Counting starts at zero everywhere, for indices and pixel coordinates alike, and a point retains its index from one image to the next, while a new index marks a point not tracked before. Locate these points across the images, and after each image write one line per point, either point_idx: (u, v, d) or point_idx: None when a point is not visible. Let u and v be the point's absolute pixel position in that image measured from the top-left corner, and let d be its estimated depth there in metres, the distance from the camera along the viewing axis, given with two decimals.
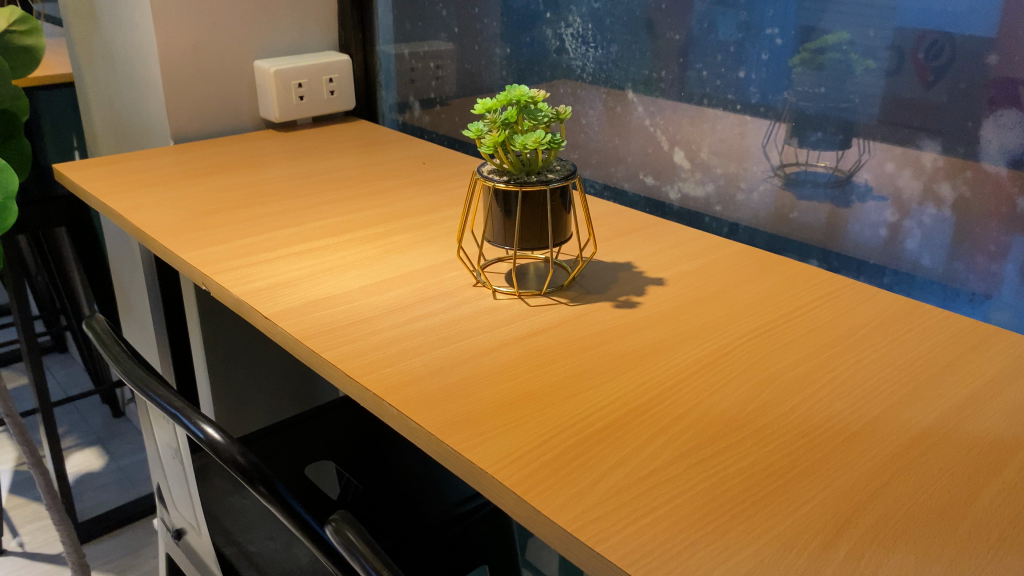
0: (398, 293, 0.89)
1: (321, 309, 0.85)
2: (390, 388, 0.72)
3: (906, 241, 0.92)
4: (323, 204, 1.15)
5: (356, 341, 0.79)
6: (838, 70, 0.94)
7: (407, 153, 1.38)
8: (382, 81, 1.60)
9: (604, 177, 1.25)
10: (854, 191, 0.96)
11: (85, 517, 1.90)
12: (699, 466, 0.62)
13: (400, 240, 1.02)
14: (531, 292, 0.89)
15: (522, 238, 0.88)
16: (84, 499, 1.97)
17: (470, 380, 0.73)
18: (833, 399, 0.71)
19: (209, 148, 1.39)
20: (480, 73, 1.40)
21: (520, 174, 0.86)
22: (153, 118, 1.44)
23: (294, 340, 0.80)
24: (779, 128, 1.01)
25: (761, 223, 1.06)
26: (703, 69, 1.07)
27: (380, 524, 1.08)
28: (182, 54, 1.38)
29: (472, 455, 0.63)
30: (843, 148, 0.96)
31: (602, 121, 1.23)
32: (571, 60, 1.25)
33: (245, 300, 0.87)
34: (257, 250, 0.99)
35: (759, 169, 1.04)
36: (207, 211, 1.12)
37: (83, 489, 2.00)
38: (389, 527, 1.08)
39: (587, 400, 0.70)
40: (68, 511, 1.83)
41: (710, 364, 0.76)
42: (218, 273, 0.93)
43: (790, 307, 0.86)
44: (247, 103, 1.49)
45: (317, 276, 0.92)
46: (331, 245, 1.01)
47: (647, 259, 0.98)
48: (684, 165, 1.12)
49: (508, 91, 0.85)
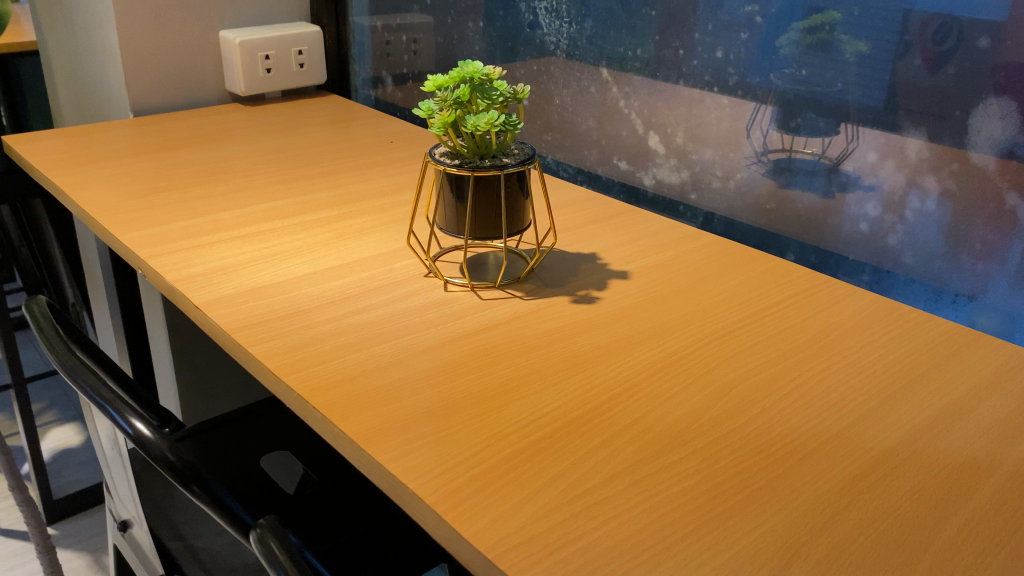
0: (343, 283, 0.83)
1: (258, 298, 0.80)
2: (318, 389, 0.66)
3: (888, 237, 0.86)
4: (279, 183, 1.09)
5: (289, 337, 0.73)
6: (826, 52, 0.88)
7: (376, 131, 1.32)
8: (355, 53, 1.53)
9: (577, 161, 1.18)
10: (837, 181, 0.90)
11: (60, 494, 1.86)
12: (641, 483, 0.57)
13: (354, 225, 0.97)
14: (485, 285, 0.83)
15: (475, 226, 0.82)
16: (61, 475, 1.93)
17: (405, 381, 0.67)
18: (797, 409, 0.65)
19: (169, 121, 1.33)
20: (455, 47, 1.34)
21: (474, 157, 0.80)
22: (114, 89, 1.38)
23: (225, 333, 0.75)
24: (767, 111, 0.94)
25: (737, 214, 1.00)
26: (681, 48, 1.00)
27: (342, 515, 1.04)
28: (142, 23, 1.32)
29: (396, 466, 0.58)
30: (829, 134, 0.90)
31: (575, 101, 1.15)
32: (545, 36, 1.17)
33: (178, 288, 0.81)
34: (200, 233, 0.93)
35: (739, 156, 0.97)
36: (155, 190, 1.06)
37: (60, 465, 1.96)
38: (353, 518, 1.03)
39: (528, 406, 0.65)
40: (41, 488, 1.79)
41: (666, 368, 0.70)
42: (154, 257, 0.88)
43: (759, 305, 0.81)
44: (212, 75, 1.43)
45: (259, 263, 0.87)
46: (279, 229, 0.95)
47: (614, 250, 0.92)
48: (659, 150, 1.06)
49: (461, 67, 0.78)
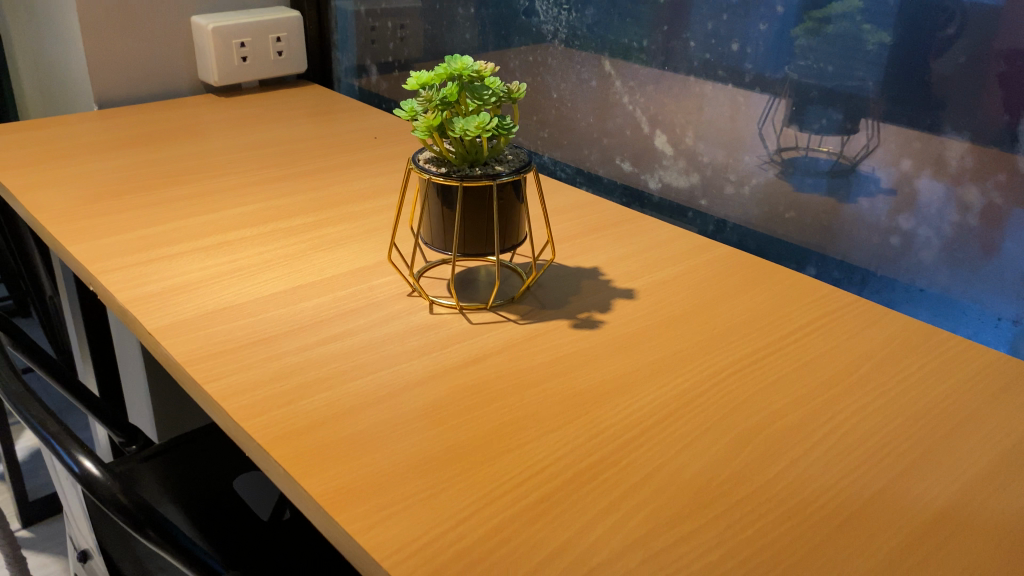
0: (316, 304, 0.74)
1: (219, 323, 0.71)
2: (281, 437, 0.57)
3: (920, 252, 0.77)
4: (251, 185, 1.00)
5: (251, 371, 0.65)
6: (846, 44, 0.79)
7: (359, 125, 1.22)
8: (337, 41, 1.43)
9: (576, 160, 1.08)
10: (858, 186, 0.81)
11: (35, 497, 1.78)
12: (654, 560, 0.48)
13: (331, 234, 0.88)
14: (474, 306, 0.75)
15: (464, 242, 0.73)
16: (37, 477, 1.84)
17: (382, 427, 0.59)
18: (832, 464, 0.57)
19: (137, 114, 1.24)
20: (444, 35, 1.24)
21: (463, 164, 0.71)
22: (77, 79, 1.28)
23: (179, 366, 0.66)
24: (780, 105, 0.85)
25: (751, 222, 0.91)
26: (692, 39, 0.91)
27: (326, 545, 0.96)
28: (106, 9, 1.22)
29: (367, 538, 0.49)
30: (848, 133, 0.81)
31: (574, 96, 1.06)
32: (542, 24, 1.07)
33: (131, 310, 0.73)
34: (160, 244, 0.84)
35: (751, 157, 0.88)
36: (114, 192, 0.96)
37: (36, 466, 1.87)
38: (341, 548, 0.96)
39: (523, 459, 0.56)
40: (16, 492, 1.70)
41: (680, 409, 0.62)
42: (105, 273, 0.79)
43: (781, 331, 0.72)
44: (184, 64, 1.33)
45: (223, 281, 0.78)
46: (248, 239, 0.86)
47: (617, 264, 0.83)
48: (666, 151, 0.96)
49: (449, 63, 0.69)
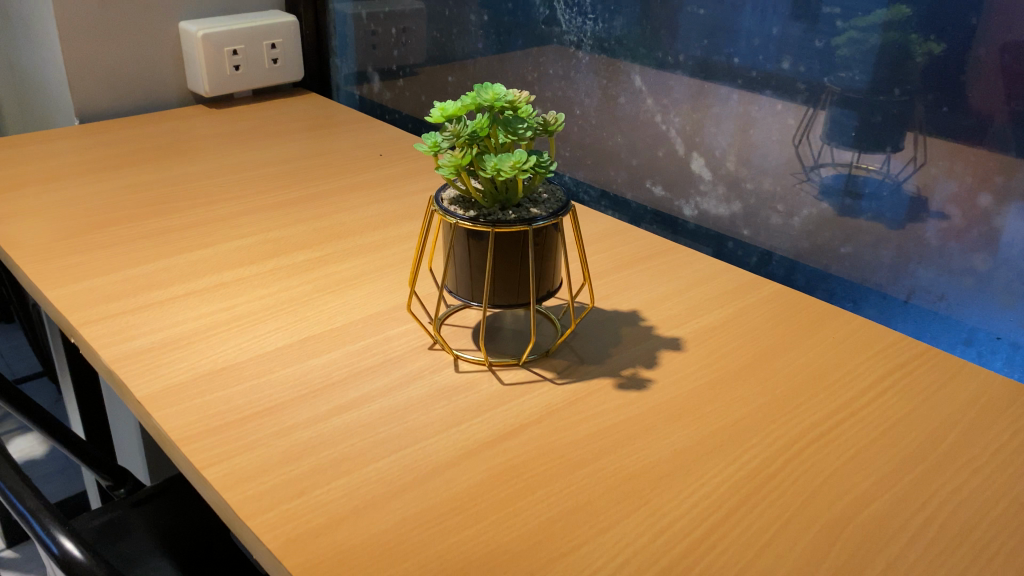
0: (327, 361, 0.66)
1: (218, 388, 0.63)
2: (294, 541, 0.49)
3: (1001, 297, 0.69)
4: (249, 212, 0.91)
5: (256, 452, 0.56)
6: (892, 55, 0.71)
7: (363, 140, 1.13)
8: (336, 46, 1.33)
9: (601, 181, 1.00)
10: (904, 206, 0.74)
11: None
12: None
13: (340, 272, 0.79)
14: (505, 362, 0.66)
15: (494, 292, 0.65)
16: None
17: (410, 526, 0.50)
18: (935, 568, 0.49)
19: (122, 129, 1.14)
20: (453, 42, 1.15)
21: (494, 206, 0.63)
22: (56, 90, 1.19)
23: (173, 444, 0.57)
24: (820, 118, 0.78)
25: (801, 255, 0.83)
26: (735, 55, 0.82)
27: None
28: (86, 16, 1.12)
29: None
30: (892, 151, 0.74)
31: (600, 112, 0.97)
32: (564, 34, 0.99)
33: (117, 371, 0.64)
34: (148, 287, 0.76)
35: (790, 179, 0.81)
36: (97, 222, 0.87)
37: None
38: None
39: (578, 568, 0.48)
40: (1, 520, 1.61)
41: (752, 497, 0.54)
42: (87, 323, 0.70)
43: (852, 391, 0.64)
44: (173, 74, 1.24)
45: (221, 333, 0.69)
46: (247, 279, 0.78)
47: (658, 306, 0.75)
48: (704, 175, 0.88)
49: (478, 92, 0.60)
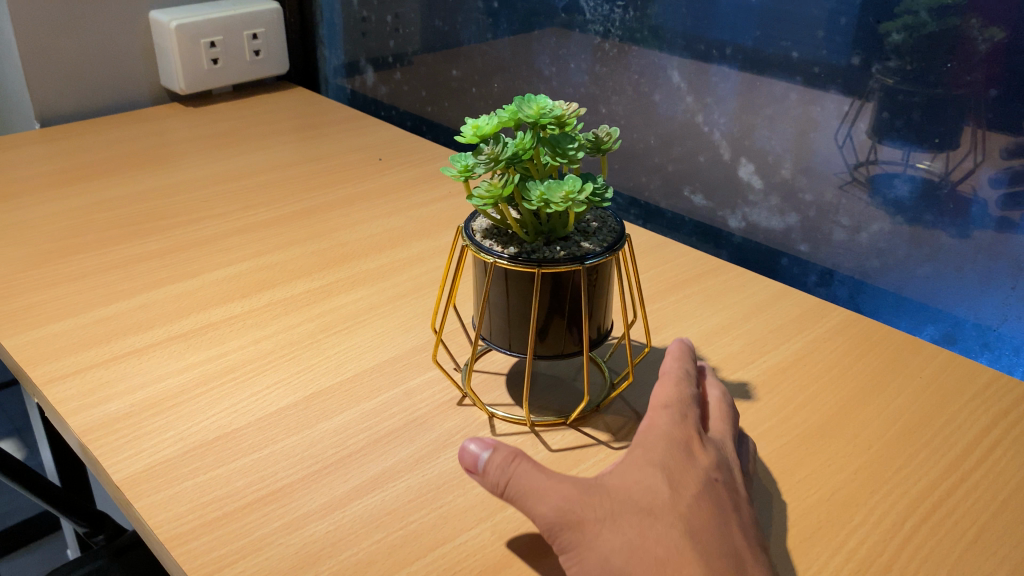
0: (340, 425, 0.56)
1: (212, 464, 0.52)
2: None
3: None
4: (236, 232, 0.80)
5: (262, 556, 0.46)
6: (977, 49, 0.61)
7: (360, 142, 1.02)
8: (325, 35, 1.21)
9: (631, 188, 0.90)
10: (983, 220, 0.64)
11: None
12: None
13: (347, 306, 0.69)
14: (549, 421, 0.56)
15: (537, 340, 0.55)
16: None
17: None
18: None
19: (90, 133, 1.02)
20: (457, 31, 1.03)
21: (536, 241, 0.53)
22: (14, 90, 1.06)
23: (158, 544, 0.47)
24: (886, 117, 0.68)
25: (868, 274, 0.73)
26: (793, 48, 0.72)
27: None
28: (45, 7, 1.00)
29: None
30: (968, 156, 0.64)
31: (629, 110, 0.87)
32: (589, 23, 0.88)
33: (90, 446, 0.53)
34: (125, 331, 0.65)
35: (857, 189, 0.71)
36: (64, 248, 0.76)
37: None
38: None
39: None
40: None
41: None
42: (53, 381, 0.59)
43: (958, 450, 0.55)
44: (145, 69, 1.12)
45: (213, 391, 0.59)
46: (241, 317, 0.67)
47: (718, 342, 0.65)
48: (754, 183, 0.78)
49: (519, 107, 0.50)
